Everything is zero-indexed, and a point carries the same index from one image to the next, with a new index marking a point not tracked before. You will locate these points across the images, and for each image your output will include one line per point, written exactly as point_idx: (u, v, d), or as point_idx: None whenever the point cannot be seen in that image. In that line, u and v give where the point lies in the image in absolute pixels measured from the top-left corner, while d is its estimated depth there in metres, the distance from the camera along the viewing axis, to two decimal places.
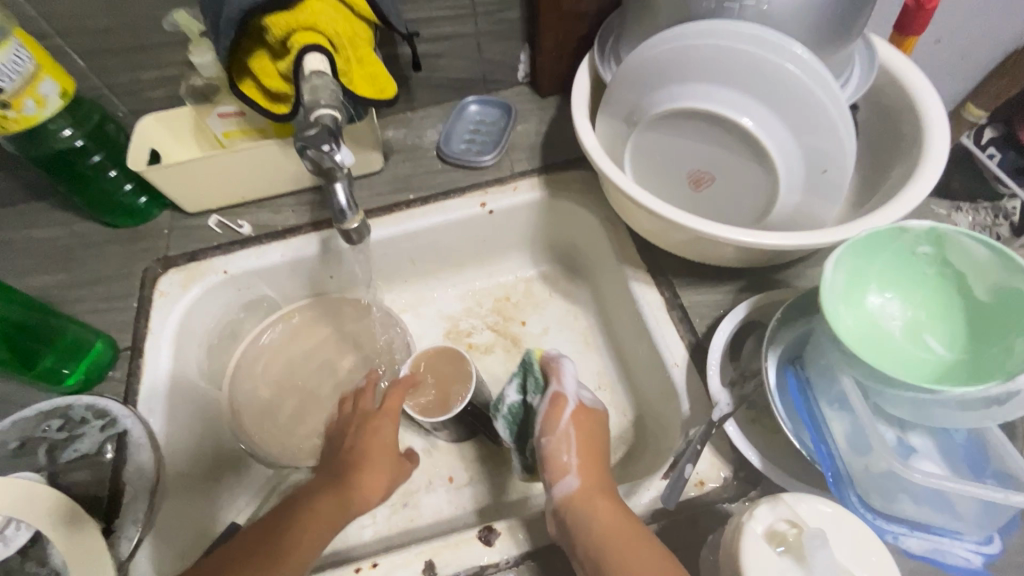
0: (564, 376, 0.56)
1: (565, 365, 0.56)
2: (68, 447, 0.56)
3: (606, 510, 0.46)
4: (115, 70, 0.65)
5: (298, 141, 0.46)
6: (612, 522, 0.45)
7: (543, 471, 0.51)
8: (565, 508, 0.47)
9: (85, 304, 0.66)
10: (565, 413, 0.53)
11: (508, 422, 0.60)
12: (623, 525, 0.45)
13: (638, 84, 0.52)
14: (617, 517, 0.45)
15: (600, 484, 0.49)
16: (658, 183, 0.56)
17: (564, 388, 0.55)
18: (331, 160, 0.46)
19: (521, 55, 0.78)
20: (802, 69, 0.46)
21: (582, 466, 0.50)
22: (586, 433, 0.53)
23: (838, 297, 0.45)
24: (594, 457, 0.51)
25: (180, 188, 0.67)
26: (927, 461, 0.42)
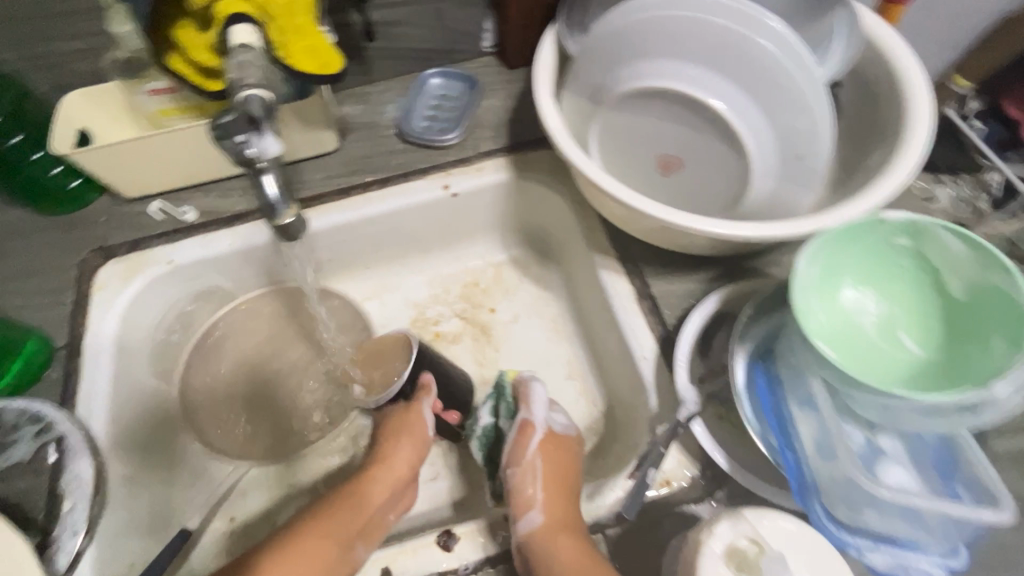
0: (534, 403, 0.55)
1: (535, 389, 0.56)
2: (2, 456, 0.53)
3: (565, 546, 0.45)
4: (29, 40, 0.59)
5: (213, 129, 0.42)
6: (570, 557, 0.44)
7: (509, 504, 0.51)
8: (527, 541, 0.47)
9: (16, 300, 0.61)
10: (533, 441, 0.53)
11: (482, 443, 0.58)
12: (581, 561, 0.44)
13: (602, 60, 0.47)
14: (575, 552, 0.45)
15: (566, 516, 0.48)
16: (626, 168, 0.52)
17: (535, 417, 0.54)
18: (249, 151, 0.42)
19: (486, 23, 0.72)
20: (778, 45, 0.42)
21: (548, 497, 0.49)
22: (556, 462, 0.52)
23: (810, 292, 0.42)
24: (563, 487, 0.51)
25: (113, 172, 0.62)
26: (895, 467, 0.40)
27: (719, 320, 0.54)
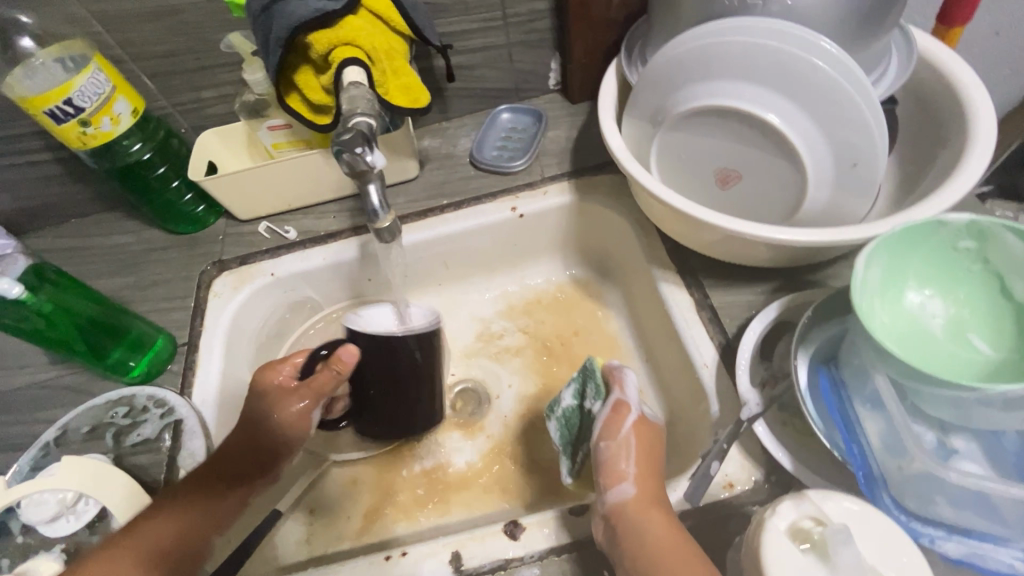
0: (627, 387, 0.55)
1: (628, 376, 0.56)
2: (133, 432, 0.61)
3: (657, 521, 0.45)
4: (178, 90, 0.71)
5: (335, 146, 0.50)
6: (665, 533, 0.44)
7: (597, 477, 0.51)
8: (618, 515, 0.47)
9: (149, 304, 0.72)
10: (628, 420, 0.53)
11: (561, 423, 0.61)
12: (671, 537, 0.44)
13: (661, 85, 0.52)
14: (668, 529, 0.44)
15: (657, 495, 0.48)
16: (685, 182, 0.56)
17: (631, 398, 0.54)
18: (365, 162, 0.50)
19: (553, 64, 0.80)
20: (829, 63, 0.45)
21: (641, 475, 0.49)
22: (647, 443, 0.52)
23: (872, 294, 0.43)
24: (653, 468, 0.50)
25: (233, 196, 0.72)
26: (970, 463, 0.40)
27: (781, 329, 0.55)
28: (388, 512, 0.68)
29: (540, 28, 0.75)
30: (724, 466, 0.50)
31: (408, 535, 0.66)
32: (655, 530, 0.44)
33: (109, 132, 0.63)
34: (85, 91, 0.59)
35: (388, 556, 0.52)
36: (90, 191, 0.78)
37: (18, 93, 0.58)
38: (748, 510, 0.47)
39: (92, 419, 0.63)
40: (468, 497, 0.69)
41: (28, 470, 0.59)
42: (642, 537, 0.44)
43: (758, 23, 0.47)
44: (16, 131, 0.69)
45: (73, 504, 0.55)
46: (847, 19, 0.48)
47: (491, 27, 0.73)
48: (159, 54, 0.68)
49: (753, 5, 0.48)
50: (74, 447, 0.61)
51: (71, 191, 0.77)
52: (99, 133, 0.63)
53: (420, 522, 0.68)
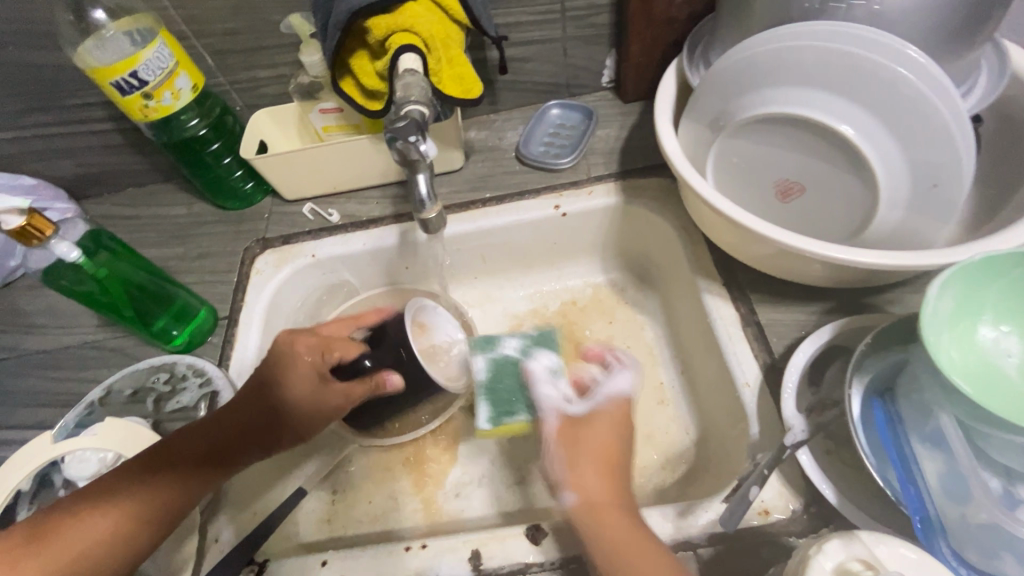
0: (539, 390, 0.58)
1: (538, 376, 0.59)
2: (172, 399, 0.63)
3: (606, 513, 0.49)
4: (236, 67, 0.73)
5: (389, 133, 0.50)
6: (625, 534, 0.47)
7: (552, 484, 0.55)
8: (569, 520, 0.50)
9: (195, 276, 0.74)
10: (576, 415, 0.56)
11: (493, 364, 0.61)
12: (634, 538, 0.46)
13: (725, 88, 0.50)
14: (631, 529, 0.47)
15: (616, 491, 0.51)
16: (742, 192, 0.53)
17: (570, 397, 0.58)
18: (418, 151, 0.50)
19: (607, 61, 0.78)
20: (917, 74, 0.42)
21: (600, 478, 0.52)
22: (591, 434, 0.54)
23: (942, 325, 0.40)
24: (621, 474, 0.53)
25: (282, 176, 0.73)
26: None
27: (833, 353, 0.52)
28: (409, 502, 0.68)
29: (598, 23, 0.73)
30: (760, 492, 0.48)
31: (426, 529, 0.67)
32: (619, 534, 0.47)
33: (169, 106, 0.65)
34: (149, 65, 0.61)
35: (408, 546, 0.52)
36: (147, 162, 0.81)
37: (89, 64, 0.60)
38: (783, 540, 0.45)
39: (134, 382, 0.65)
40: (489, 493, 0.68)
41: (73, 427, 0.61)
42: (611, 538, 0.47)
43: (842, 26, 0.43)
44: (83, 99, 0.72)
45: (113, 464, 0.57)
46: (940, 27, 0.44)
47: (548, 20, 0.72)
48: (222, 32, 0.69)
49: (835, 9, 0.45)
50: (117, 408, 0.63)
51: (129, 161, 0.80)
52: (159, 106, 0.64)
53: (441, 514, 0.67)
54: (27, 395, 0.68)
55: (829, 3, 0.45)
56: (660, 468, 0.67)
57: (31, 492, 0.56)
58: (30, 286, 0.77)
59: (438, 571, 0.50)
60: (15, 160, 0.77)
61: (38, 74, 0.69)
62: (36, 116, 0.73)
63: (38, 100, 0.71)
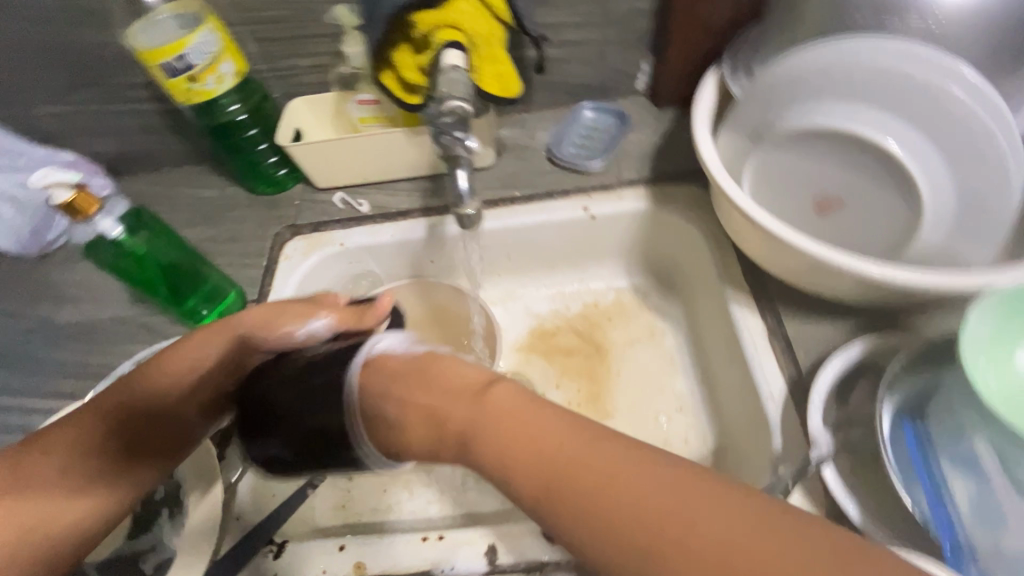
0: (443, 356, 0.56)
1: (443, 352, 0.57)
2: None
3: (511, 421, 0.37)
4: (278, 55, 0.74)
5: (435, 127, 0.54)
6: (583, 446, 0.35)
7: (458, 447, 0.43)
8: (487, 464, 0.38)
9: (226, 258, 0.75)
10: (432, 348, 0.47)
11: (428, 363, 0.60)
12: (561, 435, 0.36)
13: (769, 99, 0.50)
14: (525, 421, 0.37)
15: (476, 390, 0.41)
16: (778, 204, 0.53)
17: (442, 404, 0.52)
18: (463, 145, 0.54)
19: (643, 65, 0.77)
20: (970, 95, 0.42)
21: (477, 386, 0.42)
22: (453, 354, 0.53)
23: (980, 348, 0.39)
24: (521, 393, 0.40)
25: (315, 164, 0.74)
26: None
27: (862, 371, 0.52)
28: (422, 492, 0.68)
29: (638, 28, 0.73)
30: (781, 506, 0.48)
31: (440, 518, 0.66)
32: (545, 427, 0.36)
33: (212, 90, 0.66)
34: (197, 48, 0.62)
35: (425, 537, 0.52)
36: (184, 143, 0.82)
37: (139, 46, 0.61)
38: None
39: None
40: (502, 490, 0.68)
41: None
42: (486, 443, 0.38)
43: (895, 44, 0.44)
44: (128, 80, 0.74)
45: None
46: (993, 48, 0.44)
47: (588, 22, 0.72)
48: (267, 20, 0.70)
49: (890, 23, 0.46)
50: None
51: (167, 142, 0.82)
52: (203, 90, 0.65)
53: (453, 508, 0.67)
54: (58, 364, 0.70)
55: (884, 18, 0.46)
56: None
57: None
58: (65, 259, 0.79)
59: (455, 563, 0.51)
60: (58, 136, 0.79)
61: (87, 54, 0.70)
62: (80, 93, 0.75)
63: (84, 79, 0.73)
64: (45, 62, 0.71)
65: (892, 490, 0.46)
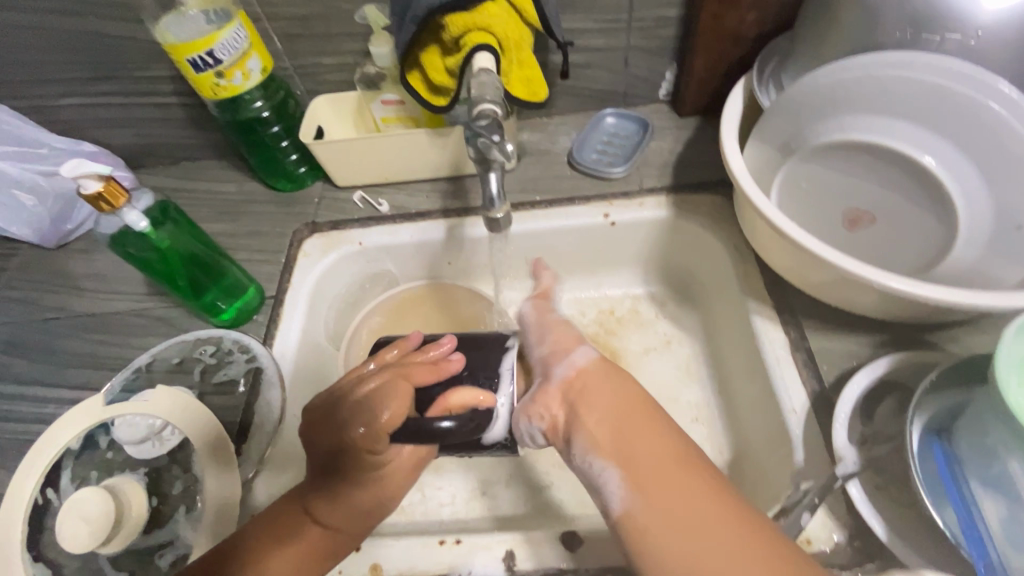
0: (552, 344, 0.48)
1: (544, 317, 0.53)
2: (218, 371, 0.64)
3: (629, 415, 0.42)
4: (303, 52, 0.74)
5: (471, 130, 0.52)
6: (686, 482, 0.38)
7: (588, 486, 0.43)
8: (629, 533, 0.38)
9: (244, 253, 0.75)
10: (573, 353, 0.47)
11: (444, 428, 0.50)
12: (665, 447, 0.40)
13: (801, 111, 0.50)
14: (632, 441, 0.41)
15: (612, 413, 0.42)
16: (807, 216, 0.53)
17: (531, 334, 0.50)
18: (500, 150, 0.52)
19: (667, 73, 0.77)
20: (1011, 112, 0.41)
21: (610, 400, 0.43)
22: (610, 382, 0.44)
23: (1014, 369, 0.39)
24: (633, 401, 0.44)
25: (337, 162, 0.74)
26: None
27: (886, 387, 0.52)
28: (435, 495, 0.67)
29: (663, 35, 0.73)
30: (804, 521, 0.47)
31: (452, 522, 0.66)
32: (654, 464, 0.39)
33: (239, 86, 0.66)
34: (226, 45, 0.62)
35: (443, 540, 0.52)
36: (205, 138, 0.82)
37: (168, 40, 0.62)
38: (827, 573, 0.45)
39: (181, 352, 0.66)
40: (516, 495, 0.67)
41: (120, 391, 0.62)
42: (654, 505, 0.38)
43: (934, 57, 0.43)
44: (153, 73, 0.74)
45: (160, 431, 0.58)
46: None
47: (614, 28, 0.72)
48: (294, 17, 0.70)
49: (927, 40, 0.45)
50: (163, 376, 0.64)
51: (188, 136, 0.82)
52: (229, 85, 0.65)
53: (466, 511, 0.66)
54: (75, 354, 0.70)
55: (921, 34, 0.45)
56: None
57: (78, 452, 0.58)
58: (83, 250, 0.79)
59: (472, 568, 0.50)
60: (80, 126, 0.79)
61: (114, 46, 0.71)
62: (105, 85, 0.75)
63: (109, 71, 0.73)
64: (72, 53, 0.71)
65: (917, 509, 0.46)
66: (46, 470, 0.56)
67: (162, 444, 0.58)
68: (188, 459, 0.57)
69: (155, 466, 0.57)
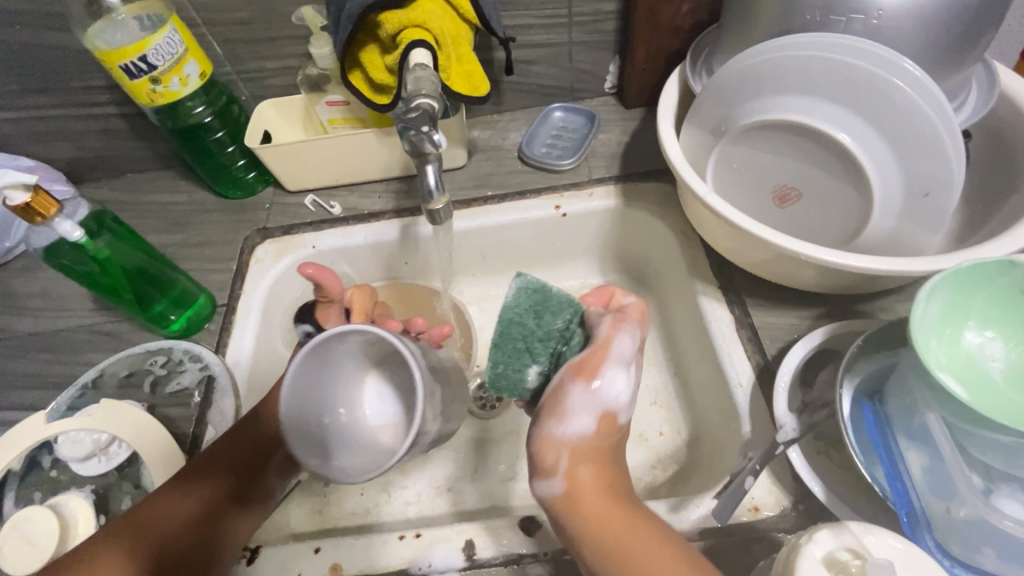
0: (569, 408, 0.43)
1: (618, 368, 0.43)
2: (171, 381, 0.63)
3: (604, 471, 0.45)
4: (244, 57, 0.73)
5: (401, 122, 0.52)
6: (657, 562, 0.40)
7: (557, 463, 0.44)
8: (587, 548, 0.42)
9: (193, 263, 0.74)
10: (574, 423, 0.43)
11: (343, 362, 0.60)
12: (623, 524, 0.42)
13: (727, 96, 0.52)
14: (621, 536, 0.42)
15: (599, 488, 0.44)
16: (740, 196, 0.55)
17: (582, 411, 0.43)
18: (429, 140, 0.52)
19: (611, 67, 0.79)
20: (913, 86, 0.43)
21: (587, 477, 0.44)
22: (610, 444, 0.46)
23: (929, 329, 0.42)
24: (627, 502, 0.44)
25: (286, 167, 0.73)
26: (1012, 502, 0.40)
27: (825, 357, 0.54)
28: (400, 495, 0.67)
29: (605, 29, 0.74)
30: (751, 489, 0.49)
31: (418, 518, 0.65)
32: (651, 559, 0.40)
33: (176, 92, 0.65)
34: (158, 50, 0.61)
35: (402, 535, 0.52)
36: (149, 147, 0.80)
37: (98, 47, 0.60)
38: (774, 537, 0.46)
39: (130, 365, 0.64)
40: (481, 488, 0.67)
41: (65, 409, 0.61)
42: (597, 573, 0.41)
43: (844, 38, 0.45)
44: (87, 83, 0.72)
45: (106, 446, 0.57)
46: (934, 43, 0.46)
47: (555, 24, 0.73)
48: (233, 21, 0.69)
49: (836, 22, 0.47)
50: (112, 390, 0.63)
51: (131, 147, 0.80)
52: (166, 92, 0.64)
53: (431, 508, 0.66)
54: (17, 375, 0.67)
55: (830, 17, 0.47)
56: (652, 467, 0.67)
57: (21, 474, 0.57)
58: (24, 269, 0.77)
59: (432, 561, 0.50)
60: (15, 141, 0.77)
61: (43, 57, 0.69)
62: (38, 97, 0.73)
63: (40, 81, 0.71)
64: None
65: (853, 470, 0.48)
66: None
67: (109, 460, 0.56)
68: (138, 473, 0.57)
69: (104, 483, 0.56)
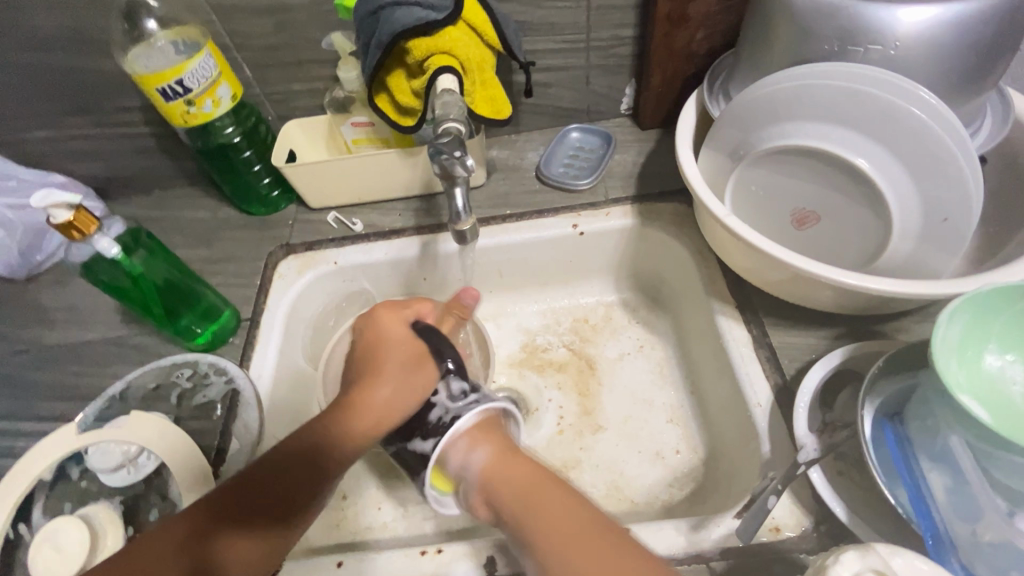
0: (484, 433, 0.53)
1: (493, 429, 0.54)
2: (197, 394, 0.64)
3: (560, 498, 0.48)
4: (272, 79, 0.76)
5: (433, 148, 0.54)
6: None
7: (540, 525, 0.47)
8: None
9: (218, 278, 0.76)
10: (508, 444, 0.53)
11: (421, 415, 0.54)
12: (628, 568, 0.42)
13: (747, 121, 0.53)
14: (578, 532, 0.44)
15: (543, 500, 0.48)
16: (759, 218, 0.56)
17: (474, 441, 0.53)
18: (461, 164, 0.54)
19: (627, 90, 0.81)
20: (930, 114, 0.45)
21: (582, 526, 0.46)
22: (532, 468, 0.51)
23: (950, 351, 0.42)
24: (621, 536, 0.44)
25: (311, 185, 0.75)
26: None
27: (844, 377, 0.54)
28: (418, 510, 0.67)
29: (621, 54, 0.76)
30: (771, 510, 0.49)
31: (435, 534, 0.66)
32: None
33: (209, 113, 0.67)
34: (194, 73, 0.63)
35: (424, 551, 0.52)
36: (177, 165, 0.83)
37: (138, 71, 0.63)
38: (795, 558, 0.47)
39: (157, 377, 0.66)
40: None
41: (93, 420, 0.62)
42: None
43: (862, 67, 0.46)
44: (121, 103, 0.75)
45: (135, 457, 0.58)
46: (949, 73, 0.48)
47: (573, 49, 0.75)
48: (263, 46, 0.72)
49: (854, 51, 0.48)
50: (139, 402, 0.64)
51: (160, 164, 0.82)
52: (200, 113, 0.66)
53: (449, 523, 0.66)
54: (46, 386, 0.69)
55: (847, 47, 0.49)
56: (668, 485, 0.68)
57: (50, 483, 0.58)
58: (54, 282, 0.79)
59: None
60: (49, 158, 0.79)
61: (82, 78, 0.71)
62: (74, 116, 0.75)
63: (77, 102, 0.74)
64: (40, 86, 0.72)
65: (875, 491, 0.48)
66: (17, 504, 0.56)
67: (138, 471, 0.57)
68: (165, 485, 0.57)
69: (132, 494, 0.57)
